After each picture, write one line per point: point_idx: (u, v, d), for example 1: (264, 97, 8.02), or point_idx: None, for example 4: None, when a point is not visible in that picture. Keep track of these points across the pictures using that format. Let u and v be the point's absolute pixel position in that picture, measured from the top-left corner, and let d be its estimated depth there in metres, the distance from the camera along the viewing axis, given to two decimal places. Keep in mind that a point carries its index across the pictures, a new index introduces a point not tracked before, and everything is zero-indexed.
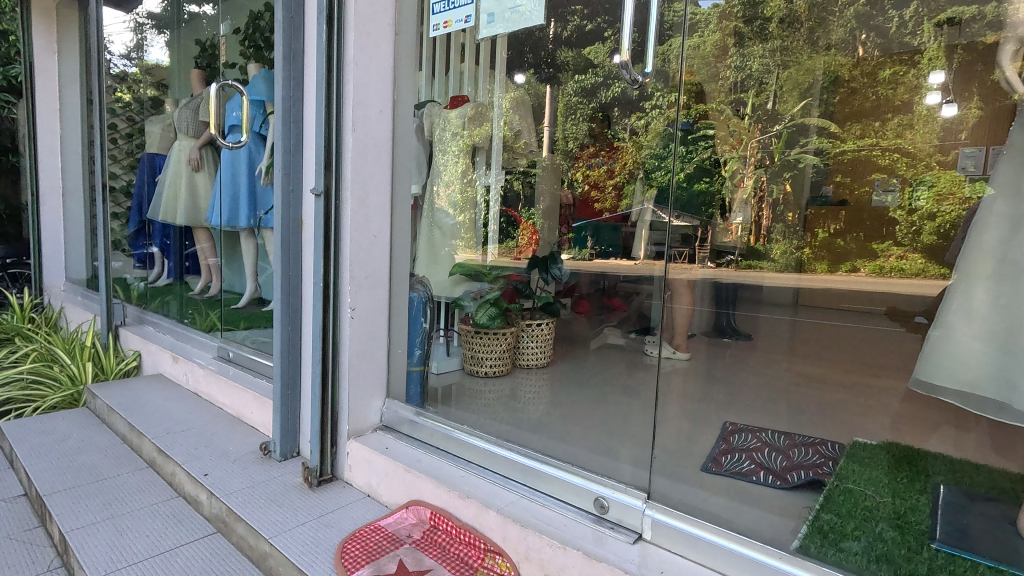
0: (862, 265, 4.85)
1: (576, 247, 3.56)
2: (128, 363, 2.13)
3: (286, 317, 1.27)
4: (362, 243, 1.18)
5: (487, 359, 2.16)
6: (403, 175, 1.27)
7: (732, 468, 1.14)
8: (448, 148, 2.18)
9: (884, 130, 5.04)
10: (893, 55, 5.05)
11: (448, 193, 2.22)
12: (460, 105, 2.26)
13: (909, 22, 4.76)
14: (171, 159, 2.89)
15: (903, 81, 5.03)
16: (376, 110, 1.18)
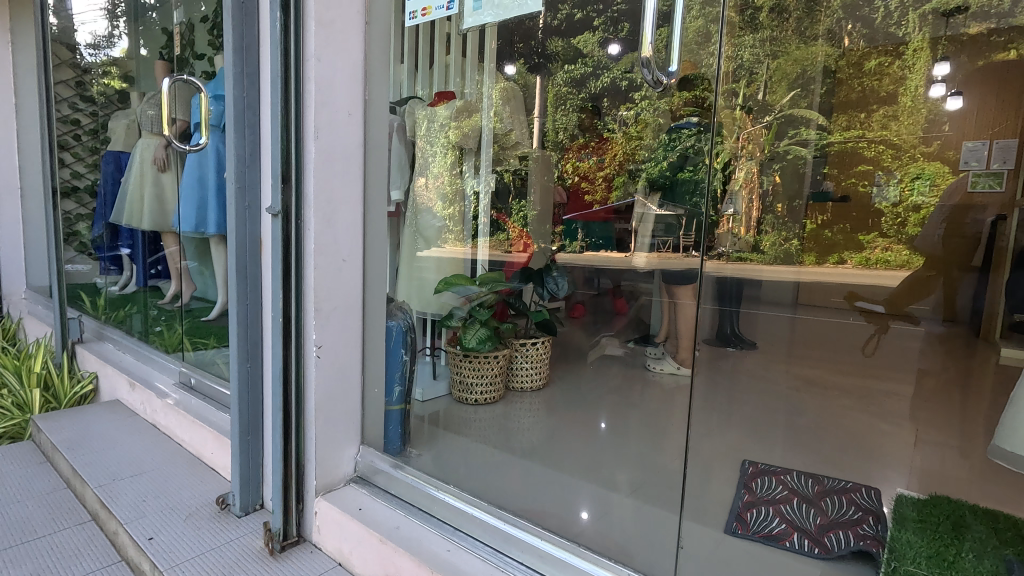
0: (849, 256, 4.81)
1: (567, 239, 3.32)
2: (84, 387, 1.94)
3: (243, 354, 1.10)
4: (329, 271, 1.01)
5: (478, 386, 1.98)
6: (378, 189, 1.10)
7: (767, 527, 1.26)
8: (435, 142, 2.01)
9: (869, 121, 4.94)
10: (880, 46, 4.96)
11: (437, 185, 2.06)
12: (447, 99, 2.09)
13: (895, 13, 4.53)
14: (136, 157, 2.66)
15: (889, 72, 4.98)
16: (344, 113, 1.00)
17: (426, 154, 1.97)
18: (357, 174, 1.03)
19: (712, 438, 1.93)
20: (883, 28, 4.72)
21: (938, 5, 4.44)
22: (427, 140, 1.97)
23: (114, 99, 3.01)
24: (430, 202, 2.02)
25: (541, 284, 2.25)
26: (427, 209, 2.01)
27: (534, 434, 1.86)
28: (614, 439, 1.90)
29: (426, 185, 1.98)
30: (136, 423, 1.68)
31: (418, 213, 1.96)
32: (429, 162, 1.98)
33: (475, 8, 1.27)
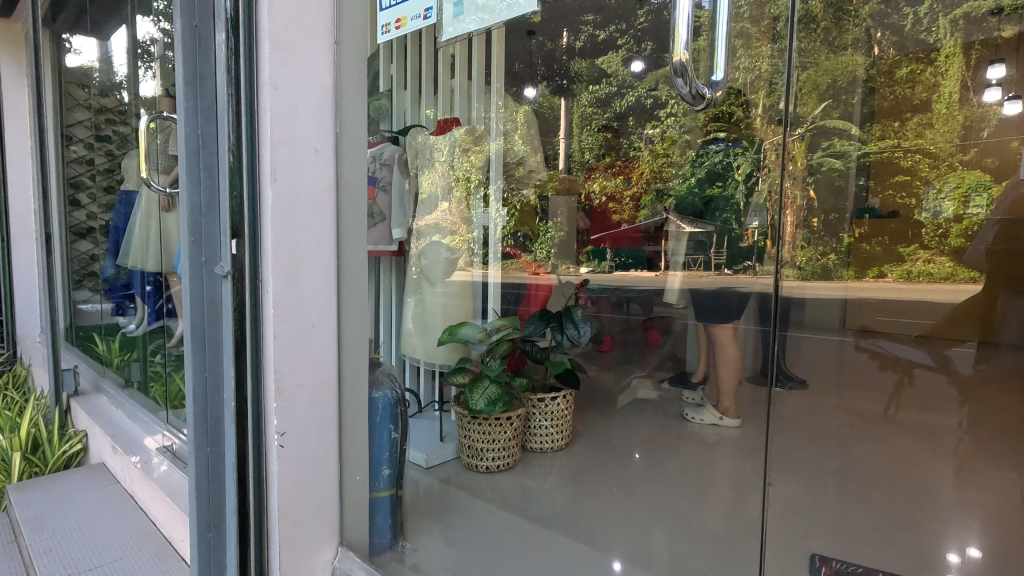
0: (889, 270, 4.44)
1: (595, 259, 3.19)
2: (72, 446, 1.82)
3: (200, 438, 0.92)
4: (293, 341, 0.83)
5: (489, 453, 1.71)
6: (358, 237, 0.92)
7: None
8: (442, 178, 1.79)
9: (903, 130, 4.57)
10: (909, 53, 4.53)
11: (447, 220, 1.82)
12: (449, 130, 1.89)
13: (925, 19, 4.16)
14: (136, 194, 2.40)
15: (921, 80, 4.55)
16: (311, 149, 0.83)
17: (433, 189, 1.77)
18: (328, 221, 0.86)
19: (761, 499, 1.68)
20: (912, 36, 4.33)
21: (970, 8, 4.09)
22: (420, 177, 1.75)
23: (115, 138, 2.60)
24: (440, 236, 1.79)
25: (558, 330, 1.96)
26: (433, 242, 1.79)
27: (558, 498, 1.64)
28: (651, 501, 1.66)
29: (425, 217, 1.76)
30: (116, 491, 1.53)
31: (420, 251, 1.77)
32: (439, 195, 1.79)
33: (455, 15, 1.06)
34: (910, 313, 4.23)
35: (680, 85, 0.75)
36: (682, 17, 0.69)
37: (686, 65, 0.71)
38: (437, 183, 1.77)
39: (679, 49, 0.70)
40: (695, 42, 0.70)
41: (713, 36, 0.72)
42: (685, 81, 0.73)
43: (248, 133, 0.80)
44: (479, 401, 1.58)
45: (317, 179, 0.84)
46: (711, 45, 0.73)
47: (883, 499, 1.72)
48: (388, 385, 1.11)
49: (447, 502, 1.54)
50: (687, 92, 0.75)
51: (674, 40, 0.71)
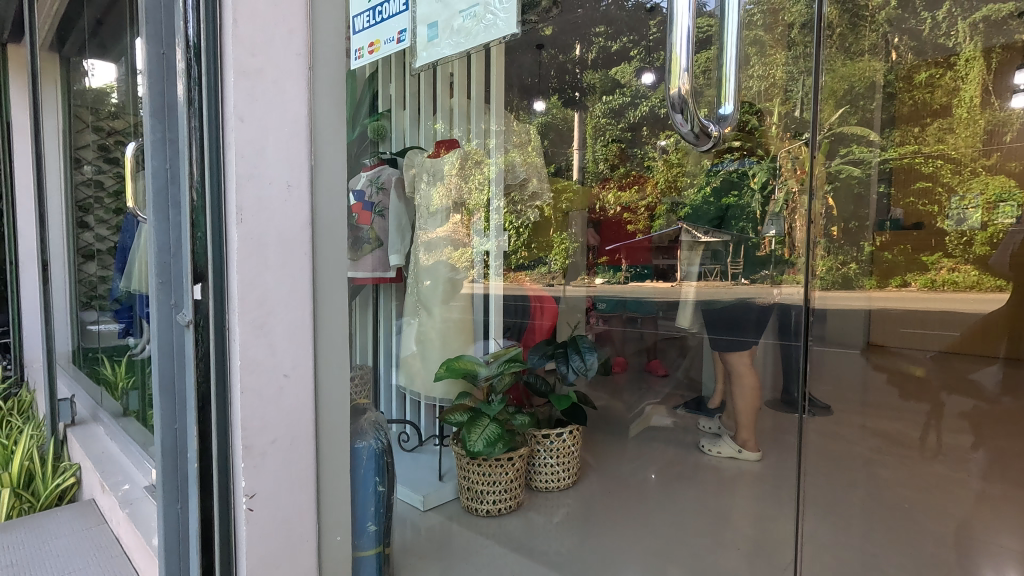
0: (913, 279, 4.32)
1: (611, 270, 3.09)
2: (65, 480, 1.78)
3: (167, 497, 0.84)
4: (263, 395, 0.76)
5: (489, 495, 1.61)
6: (337, 278, 0.85)
7: None
8: (442, 200, 1.74)
9: (923, 135, 4.33)
10: (928, 58, 4.26)
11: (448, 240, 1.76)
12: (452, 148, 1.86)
13: (943, 22, 3.95)
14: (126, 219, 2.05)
15: (941, 84, 4.31)
16: (283, 184, 0.76)
17: (431, 210, 1.72)
18: (302, 261, 0.78)
19: (781, 538, 1.57)
20: (931, 40, 4.08)
21: (989, 12, 3.87)
22: (426, 198, 1.71)
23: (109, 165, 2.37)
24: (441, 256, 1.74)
25: (564, 361, 1.89)
26: (433, 267, 1.74)
27: (566, 540, 1.53)
28: (665, 542, 1.54)
29: (427, 235, 1.71)
30: (101, 532, 1.49)
31: (420, 274, 1.71)
32: (439, 216, 1.74)
33: (429, 38, 1.06)
34: (929, 324, 4.15)
35: (679, 121, 0.67)
36: (681, 37, 0.61)
37: (685, 97, 0.63)
38: (438, 204, 1.73)
39: (678, 77, 0.62)
40: (695, 67, 0.62)
41: (717, 62, 0.65)
42: (685, 116, 0.65)
43: (215, 171, 0.74)
44: (476, 439, 1.51)
45: (290, 217, 0.77)
46: (718, 65, 0.65)
47: (920, 539, 1.57)
48: (373, 435, 1.04)
49: (449, 544, 1.43)
50: (688, 129, 0.68)
51: (671, 66, 0.62)
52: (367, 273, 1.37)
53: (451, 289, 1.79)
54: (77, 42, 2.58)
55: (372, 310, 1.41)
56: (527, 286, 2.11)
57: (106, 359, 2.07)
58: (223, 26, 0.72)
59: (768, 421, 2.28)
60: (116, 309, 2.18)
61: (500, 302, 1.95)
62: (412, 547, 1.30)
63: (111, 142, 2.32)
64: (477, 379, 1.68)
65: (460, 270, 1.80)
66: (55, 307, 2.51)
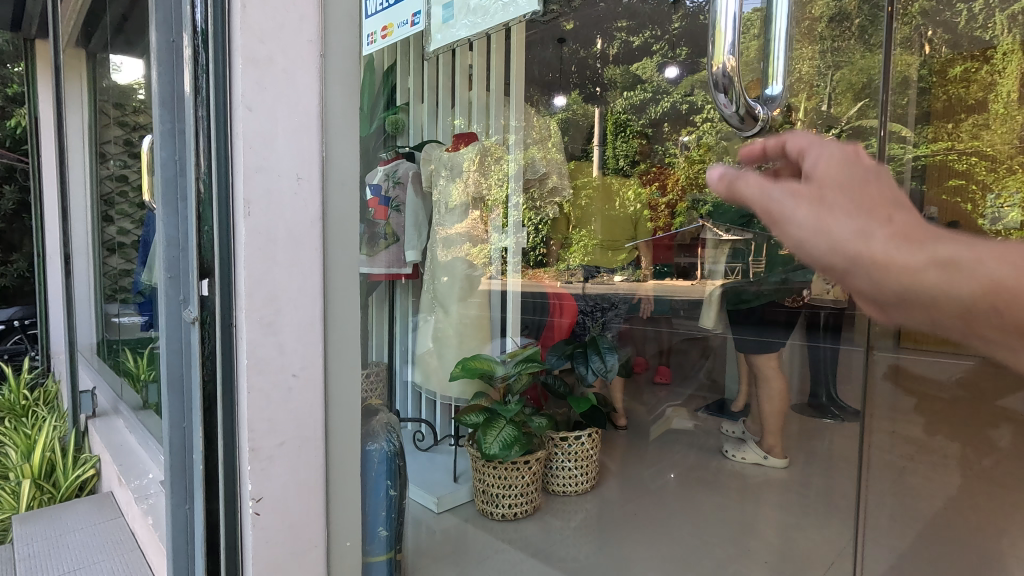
0: None
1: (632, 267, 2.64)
2: (85, 471, 1.80)
3: (174, 499, 0.82)
4: (271, 396, 0.73)
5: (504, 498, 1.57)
6: (349, 277, 0.82)
7: None
8: (460, 194, 1.67)
9: (957, 132, 4.07)
10: (964, 51, 4.07)
11: (463, 236, 1.69)
12: (467, 141, 1.79)
13: (980, 15, 3.78)
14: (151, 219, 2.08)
15: (977, 78, 4.10)
16: (291, 175, 0.73)
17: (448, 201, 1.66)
18: (312, 258, 0.75)
19: (806, 551, 1.51)
20: (967, 33, 3.91)
21: None
22: (444, 194, 1.67)
23: (131, 159, 2.39)
24: (460, 250, 1.69)
25: (584, 362, 1.86)
26: (450, 261, 1.69)
27: (583, 548, 1.47)
28: (687, 550, 1.49)
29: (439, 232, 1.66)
30: (118, 526, 1.50)
31: (436, 270, 1.68)
32: (466, 209, 1.69)
33: (445, 19, 1.05)
34: None
35: (722, 102, 0.60)
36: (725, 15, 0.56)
37: (731, 76, 0.57)
38: (459, 198, 1.68)
39: (721, 54, 0.57)
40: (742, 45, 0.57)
41: (763, 41, 0.60)
42: (730, 97, 0.58)
43: (222, 163, 0.72)
44: (492, 440, 1.47)
45: (298, 211, 0.74)
46: (766, 53, 0.60)
47: (967, 557, 1.47)
48: (385, 437, 1.01)
49: (462, 550, 1.39)
50: (733, 111, 0.60)
51: (715, 42, 0.58)
52: (382, 268, 1.34)
53: (468, 286, 1.73)
54: (101, 39, 2.58)
55: (387, 308, 1.38)
56: (546, 284, 2.02)
57: (127, 352, 2.09)
58: (233, 12, 0.70)
59: (795, 427, 2.19)
60: (140, 300, 2.18)
61: (516, 303, 1.89)
62: (424, 550, 1.28)
63: (134, 138, 2.33)
64: (493, 379, 1.65)
65: (478, 267, 1.75)
66: (76, 298, 2.53)
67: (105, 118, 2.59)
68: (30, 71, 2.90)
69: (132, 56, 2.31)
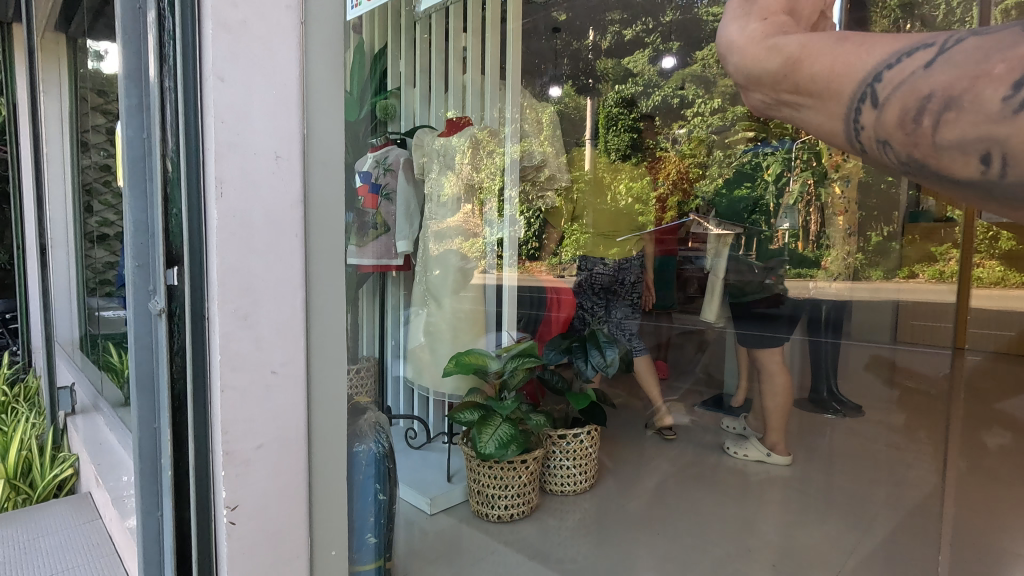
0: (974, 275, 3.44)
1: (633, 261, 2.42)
2: (64, 470, 1.74)
3: (145, 505, 0.76)
4: (247, 394, 0.67)
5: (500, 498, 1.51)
6: (334, 265, 0.76)
7: None
8: (454, 184, 1.61)
9: None
10: None
11: (456, 229, 1.63)
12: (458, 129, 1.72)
13: None
14: None
15: None
16: (268, 151, 0.67)
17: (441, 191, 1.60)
18: (292, 244, 0.69)
19: (809, 549, 1.46)
20: None
21: None
22: (437, 183, 1.60)
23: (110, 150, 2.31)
24: (453, 242, 1.62)
25: (582, 357, 1.80)
26: (443, 253, 1.62)
27: (581, 549, 1.41)
28: (688, 549, 1.44)
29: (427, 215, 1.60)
30: (97, 527, 1.44)
31: (428, 262, 1.61)
32: (459, 200, 1.63)
33: None
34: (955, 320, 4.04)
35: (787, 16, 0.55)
36: None
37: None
38: (452, 188, 1.61)
39: None
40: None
41: None
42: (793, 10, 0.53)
43: (192, 139, 0.65)
44: (488, 440, 1.41)
45: (277, 194, 0.67)
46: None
47: (974, 553, 1.42)
48: (373, 438, 0.95)
49: (454, 553, 1.33)
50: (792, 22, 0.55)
51: None
52: (372, 260, 1.28)
53: (461, 279, 1.66)
54: (79, 25, 2.50)
55: (378, 300, 1.32)
56: (542, 279, 1.95)
57: (107, 347, 2.02)
58: None
59: (795, 422, 2.15)
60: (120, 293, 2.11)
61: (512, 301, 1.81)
62: (416, 553, 1.22)
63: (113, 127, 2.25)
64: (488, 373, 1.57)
65: (471, 260, 1.69)
66: (55, 292, 2.45)
67: (83, 104, 2.49)
68: (7, 59, 2.81)
69: (110, 42, 2.23)
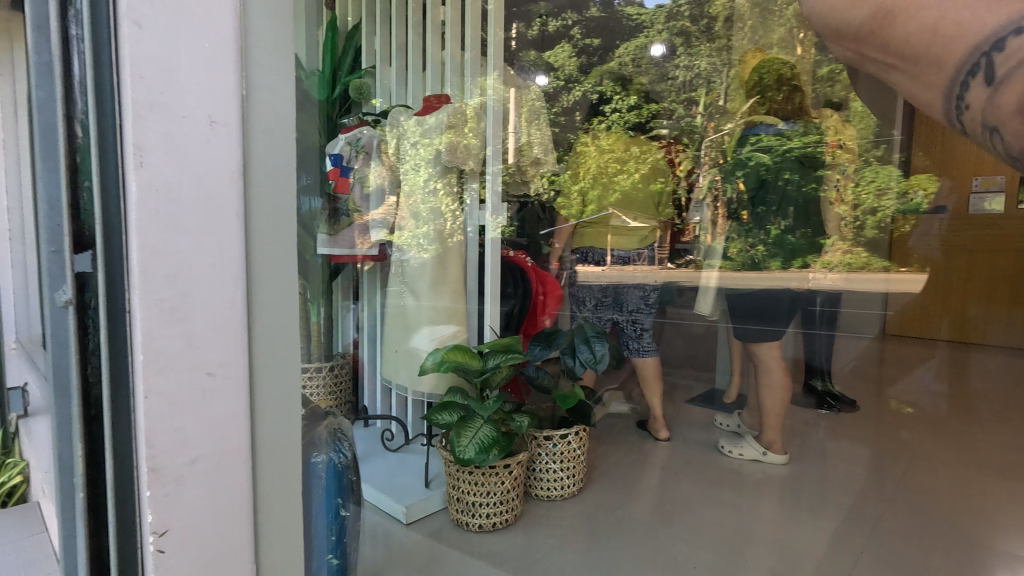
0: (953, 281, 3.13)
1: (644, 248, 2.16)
2: (11, 477, 1.62)
3: (64, 529, 0.65)
4: (178, 402, 0.57)
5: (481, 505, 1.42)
6: (283, 249, 0.66)
7: None
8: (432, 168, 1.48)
9: None
10: None
11: (434, 217, 1.51)
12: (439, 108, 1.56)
13: None
14: None
15: None
16: (197, 114, 0.56)
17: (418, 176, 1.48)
18: (230, 223, 0.58)
19: (807, 552, 1.38)
20: None
21: None
22: (415, 167, 1.48)
23: None
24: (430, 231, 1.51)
25: (570, 353, 1.64)
26: (419, 244, 1.51)
27: (568, 556, 1.32)
28: (682, 556, 1.35)
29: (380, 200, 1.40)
30: (42, 542, 1.32)
31: (404, 253, 1.52)
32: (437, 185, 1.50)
33: None
34: None
35: None
36: None
37: None
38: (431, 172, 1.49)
39: None
40: None
41: None
42: None
43: (104, 96, 0.54)
44: (468, 443, 1.28)
45: (211, 164, 0.57)
46: None
47: (979, 550, 1.36)
48: (333, 446, 0.85)
49: (433, 566, 1.24)
50: None
51: None
52: (344, 250, 1.21)
53: (441, 270, 1.54)
54: None
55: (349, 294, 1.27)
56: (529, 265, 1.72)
57: None
58: None
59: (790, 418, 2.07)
60: None
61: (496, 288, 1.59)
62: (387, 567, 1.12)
63: None
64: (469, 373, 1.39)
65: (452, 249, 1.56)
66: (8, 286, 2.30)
67: (13, 90, 2.31)
68: None
69: None
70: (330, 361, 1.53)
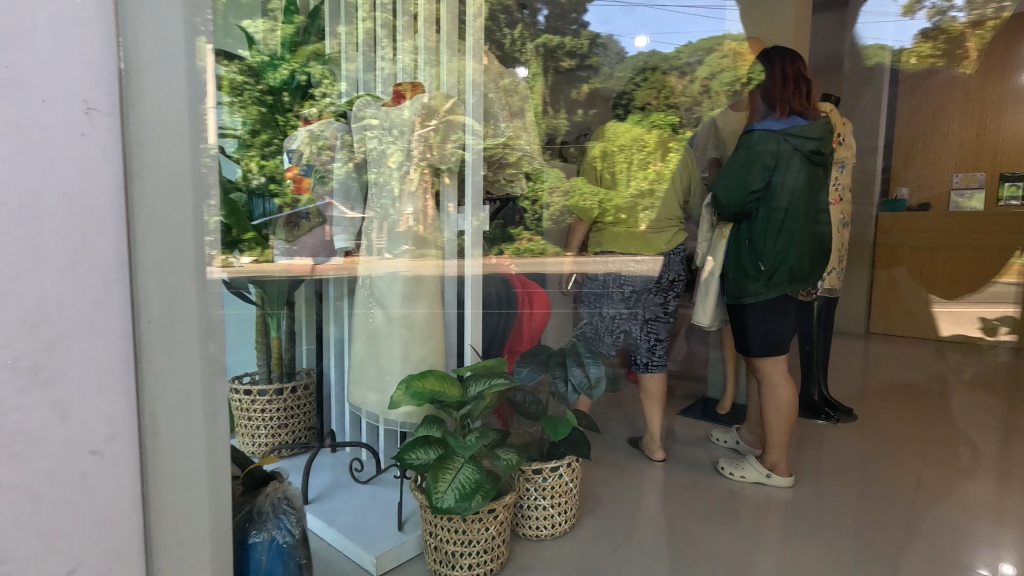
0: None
1: None
2: None
3: None
4: (52, 438, 0.50)
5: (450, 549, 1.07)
6: (182, 263, 0.57)
7: None
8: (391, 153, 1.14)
9: None
10: None
11: (398, 214, 1.15)
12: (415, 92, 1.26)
13: None
14: None
15: None
16: (67, 100, 0.48)
17: (385, 164, 1.15)
18: (113, 236, 0.51)
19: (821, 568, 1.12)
20: None
21: None
22: (379, 155, 1.15)
23: None
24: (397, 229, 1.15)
25: (563, 373, 1.13)
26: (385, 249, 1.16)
27: None
28: None
29: (346, 193, 1.15)
30: None
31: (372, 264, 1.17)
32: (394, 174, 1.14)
33: None
34: None
35: None
36: None
37: None
38: (389, 156, 1.15)
39: None
40: None
41: None
42: None
43: None
44: (445, 488, 0.89)
45: (89, 166, 0.50)
46: None
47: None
48: (285, 519, 0.78)
49: None
50: None
51: None
52: (305, 259, 1.12)
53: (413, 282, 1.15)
54: None
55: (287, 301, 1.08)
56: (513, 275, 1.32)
57: None
58: None
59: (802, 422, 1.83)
60: None
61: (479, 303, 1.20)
62: None
63: None
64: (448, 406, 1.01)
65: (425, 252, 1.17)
66: None
67: None
68: None
69: None
70: (290, 381, 1.44)
